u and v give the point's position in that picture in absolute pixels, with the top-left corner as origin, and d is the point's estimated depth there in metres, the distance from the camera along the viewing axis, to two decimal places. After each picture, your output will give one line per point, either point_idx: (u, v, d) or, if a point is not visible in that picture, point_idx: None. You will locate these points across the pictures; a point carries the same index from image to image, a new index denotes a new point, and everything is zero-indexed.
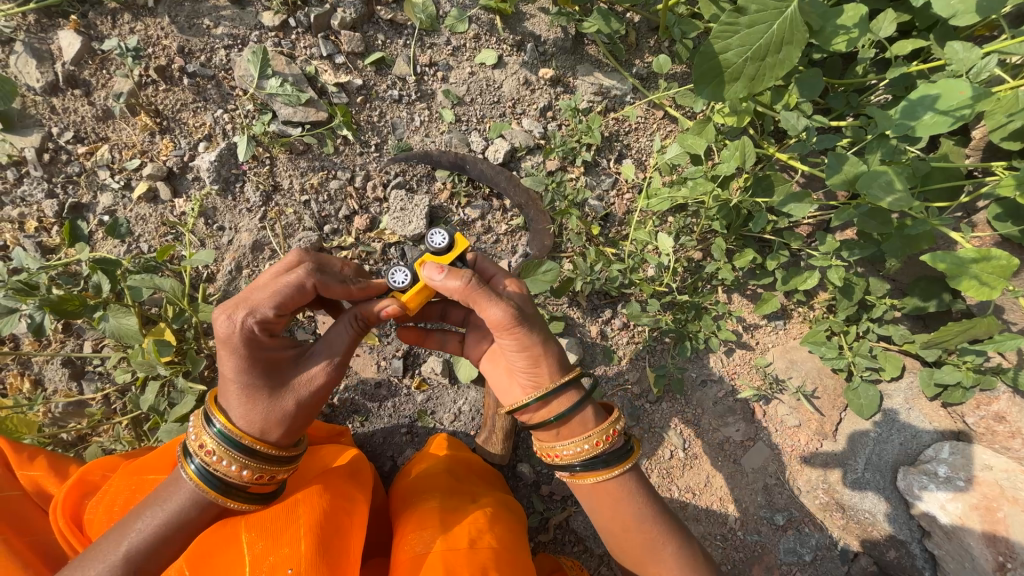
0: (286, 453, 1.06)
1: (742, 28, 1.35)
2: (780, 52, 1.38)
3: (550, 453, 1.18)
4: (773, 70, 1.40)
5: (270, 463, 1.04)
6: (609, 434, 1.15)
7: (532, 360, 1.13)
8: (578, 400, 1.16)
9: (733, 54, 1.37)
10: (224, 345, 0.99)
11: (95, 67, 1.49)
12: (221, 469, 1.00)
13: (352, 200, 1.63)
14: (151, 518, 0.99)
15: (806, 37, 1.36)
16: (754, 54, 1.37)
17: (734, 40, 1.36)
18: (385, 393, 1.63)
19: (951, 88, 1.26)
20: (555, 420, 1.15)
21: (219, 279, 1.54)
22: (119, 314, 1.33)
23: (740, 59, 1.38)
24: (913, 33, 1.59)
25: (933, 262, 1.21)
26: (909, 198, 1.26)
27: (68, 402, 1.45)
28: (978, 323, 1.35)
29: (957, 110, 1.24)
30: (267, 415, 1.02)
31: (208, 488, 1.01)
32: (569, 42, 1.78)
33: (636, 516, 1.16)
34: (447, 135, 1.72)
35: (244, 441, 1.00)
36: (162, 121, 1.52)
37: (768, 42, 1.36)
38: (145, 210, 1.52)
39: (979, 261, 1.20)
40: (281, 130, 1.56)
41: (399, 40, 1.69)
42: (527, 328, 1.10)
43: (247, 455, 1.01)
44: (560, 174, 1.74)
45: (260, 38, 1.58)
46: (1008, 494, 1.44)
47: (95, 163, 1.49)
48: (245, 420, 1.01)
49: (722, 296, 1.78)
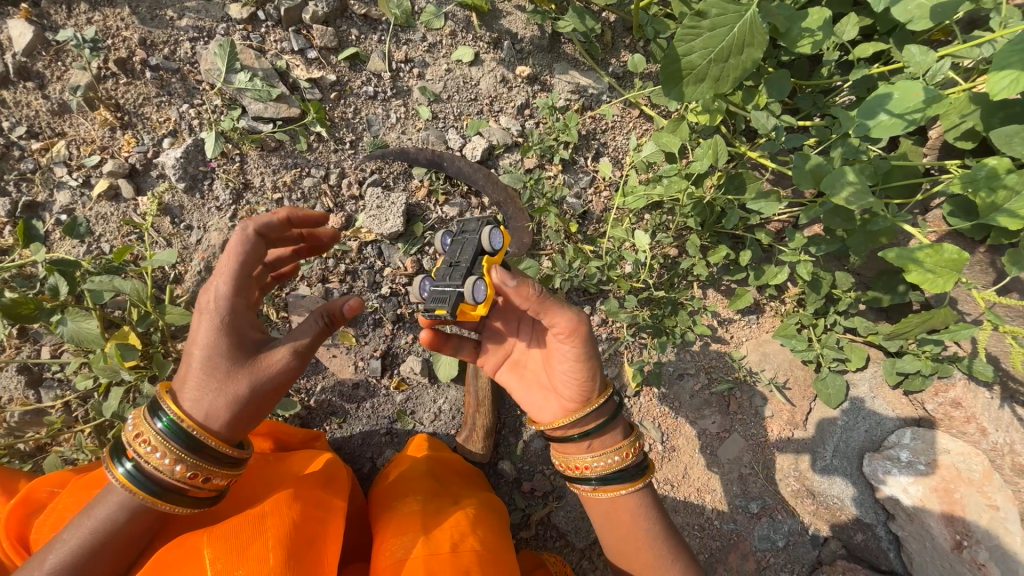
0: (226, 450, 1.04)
1: (704, 31, 1.38)
2: (741, 54, 1.41)
3: (582, 466, 1.20)
4: (735, 71, 1.43)
5: (210, 461, 1.02)
6: (634, 447, 1.21)
7: (581, 375, 1.17)
8: (609, 415, 1.21)
9: (697, 54, 1.40)
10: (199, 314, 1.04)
11: (49, 59, 1.42)
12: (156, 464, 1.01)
13: (327, 197, 1.59)
14: (76, 530, 0.99)
15: (765, 39, 1.39)
16: (717, 55, 1.40)
17: (697, 42, 1.39)
18: (363, 394, 1.60)
19: (906, 91, 1.32)
20: (592, 433, 1.19)
21: (187, 280, 1.48)
22: (78, 317, 1.30)
23: (703, 60, 1.41)
24: (874, 36, 1.65)
25: (884, 255, 1.26)
26: (866, 194, 1.31)
27: (24, 410, 1.38)
28: (934, 314, 1.41)
29: (911, 114, 1.30)
30: (216, 402, 1.01)
31: (143, 489, 1.01)
32: (545, 40, 1.78)
33: (651, 534, 1.21)
34: (424, 132, 1.70)
35: (190, 431, 1.01)
36: (124, 116, 1.46)
37: (730, 44, 1.39)
38: (106, 209, 1.46)
39: (931, 254, 1.25)
40: (252, 126, 1.52)
41: (373, 35, 1.66)
42: (591, 342, 1.13)
43: (188, 450, 1.01)
44: (538, 172, 1.75)
45: (228, 31, 1.53)
46: (964, 476, 1.52)
47: (51, 159, 1.42)
48: (195, 408, 1.02)
49: (697, 292, 1.82)
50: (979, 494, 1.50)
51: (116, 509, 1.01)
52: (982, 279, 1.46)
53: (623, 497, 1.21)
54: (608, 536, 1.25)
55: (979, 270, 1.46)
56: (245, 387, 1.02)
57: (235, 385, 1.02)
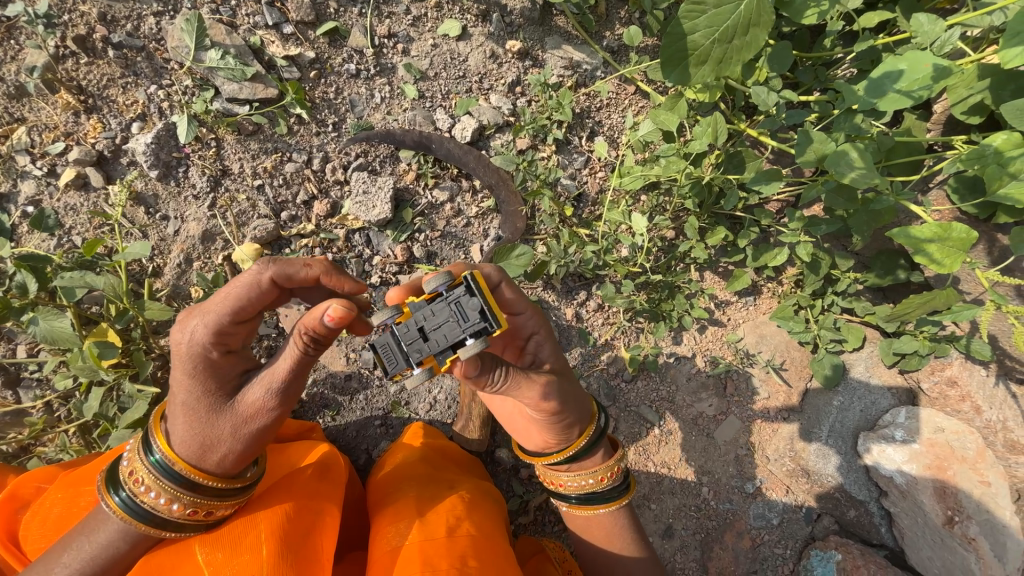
0: (221, 485, 1.01)
1: (710, 10, 1.31)
2: (746, 34, 1.35)
3: (556, 481, 1.27)
4: (739, 54, 1.38)
5: (206, 497, 1.00)
6: (612, 471, 1.25)
7: (548, 427, 1.18)
8: (594, 440, 1.25)
9: (701, 35, 1.33)
10: (177, 356, 0.96)
11: (2, 37, 1.32)
12: (151, 501, 0.98)
13: (310, 183, 1.52)
14: (74, 553, 0.98)
15: (770, 19, 1.34)
16: (722, 35, 1.34)
17: (702, 22, 1.32)
18: (356, 386, 1.57)
19: (914, 63, 1.27)
20: (565, 460, 1.23)
21: (167, 273, 1.42)
22: (50, 316, 1.25)
23: (707, 41, 1.34)
24: (879, 5, 1.57)
25: (892, 236, 1.22)
26: (874, 174, 1.26)
27: (3, 412, 1.33)
28: (936, 295, 1.36)
29: (918, 90, 1.25)
30: (202, 442, 0.97)
31: (141, 521, 0.98)
32: (536, 12, 1.69)
33: (622, 556, 1.30)
34: (410, 112, 1.62)
35: (181, 471, 0.98)
36: (87, 98, 1.36)
37: (735, 23, 1.33)
38: (76, 200, 1.38)
39: (939, 236, 1.21)
40: (226, 108, 1.43)
41: (353, 8, 1.56)
42: (560, 402, 1.14)
43: (182, 489, 0.98)
44: (531, 153, 1.69)
45: (195, 5, 1.43)
46: (958, 454, 1.53)
47: (12, 147, 1.33)
48: (181, 446, 0.98)
49: (694, 275, 1.79)
50: (970, 470, 1.51)
51: (118, 536, 0.99)
52: (983, 258, 1.44)
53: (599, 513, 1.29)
54: (585, 547, 1.35)
55: (981, 249, 1.44)
56: (229, 430, 0.97)
57: (219, 427, 0.97)
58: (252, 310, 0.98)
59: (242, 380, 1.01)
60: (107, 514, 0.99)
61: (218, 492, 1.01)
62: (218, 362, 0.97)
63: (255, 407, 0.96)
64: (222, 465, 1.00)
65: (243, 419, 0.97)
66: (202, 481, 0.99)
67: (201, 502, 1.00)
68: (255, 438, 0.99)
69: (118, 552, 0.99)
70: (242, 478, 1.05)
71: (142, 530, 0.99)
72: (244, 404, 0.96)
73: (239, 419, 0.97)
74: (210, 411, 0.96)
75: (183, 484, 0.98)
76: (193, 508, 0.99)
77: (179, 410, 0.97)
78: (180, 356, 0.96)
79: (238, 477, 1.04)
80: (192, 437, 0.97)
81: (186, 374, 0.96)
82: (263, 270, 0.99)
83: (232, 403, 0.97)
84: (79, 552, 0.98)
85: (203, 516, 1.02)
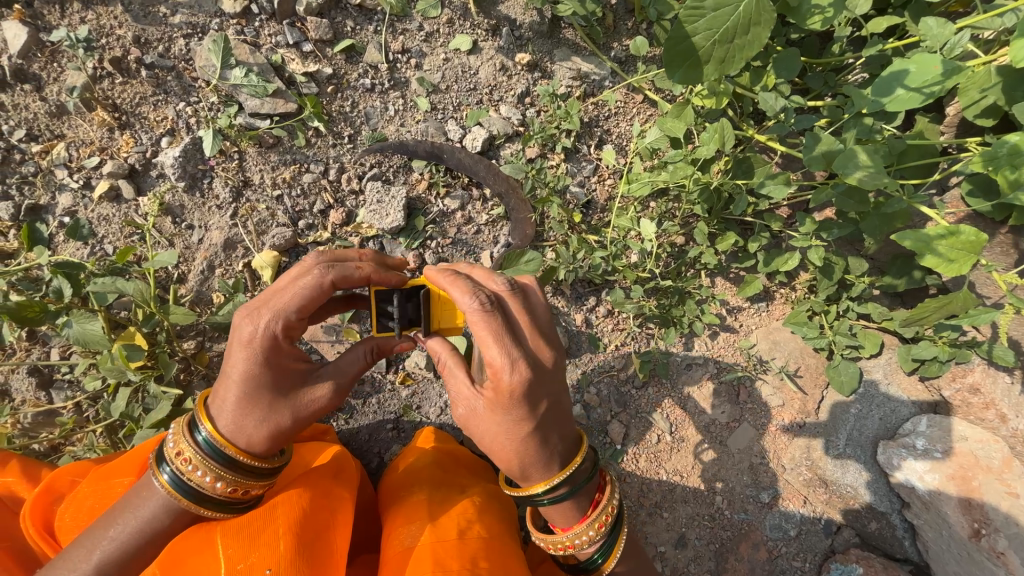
0: (264, 467, 1.08)
1: (711, 8, 1.32)
2: (748, 33, 1.35)
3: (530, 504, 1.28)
4: (741, 52, 1.38)
5: (246, 477, 1.05)
6: (560, 544, 1.17)
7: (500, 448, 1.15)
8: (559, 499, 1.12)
9: (700, 37, 1.34)
10: (245, 346, 0.99)
11: (45, 60, 1.41)
12: (197, 480, 1.02)
13: (326, 193, 1.58)
14: (121, 527, 1.02)
15: (773, 16, 1.33)
16: (722, 36, 1.35)
17: (702, 22, 1.33)
18: (369, 390, 1.60)
19: (924, 64, 1.26)
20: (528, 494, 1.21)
21: (191, 279, 1.49)
22: (84, 320, 1.31)
23: (707, 42, 1.35)
24: (888, 9, 1.57)
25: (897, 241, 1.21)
26: (882, 175, 1.26)
27: (37, 411, 1.40)
28: (953, 297, 1.35)
29: (929, 87, 1.24)
30: (257, 427, 1.03)
31: (186, 497, 1.03)
32: (545, 25, 1.74)
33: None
34: (423, 124, 1.68)
35: (230, 454, 1.03)
36: (121, 116, 1.45)
37: (736, 23, 1.34)
38: (108, 210, 1.46)
39: (948, 237, 1.20)
40: (249, 122, 1.50)
41: (369, 26, 1.63)
42: (487, 445, 1.06)
43: (224, 467, 1.03)
44: (540, 161, 1.73)
45: (221, 26, 1.51)
46: (982, 464, 1.48)
47: (51, 162, 1.42)
48: (233, 430, 1.03)
49: (705, 281, 1.79)
50: (998, 482, 1.45)
51: (161, 510, 1.03)
52: (1002, 262, 1.41)
53: (588, 572, 1.20)
54: None
55: (998, 252, 1.41)
56: (288, 418, 1.05)
57: (277, 415, 1.04)
58: (313, 307, 1.05)
59: (302, 371, 1.07)
60: (154, 489, 1.04)
61: (260, 472, 1.07)
62: (285, 350, 1.03)
63: (315, 398, 1.07)
64: (268, 450, 1.07)
65: (289, 402, 1.04)
66: (248, 463, 1.04)
67: (241, 482, 1.05)
68: (307, 424, 1.09)
69: (161, 525, 1.03)
70: (278, 461, 1.11)
71: (185, 506, 1.04)
72: (304, 394, 1.06)
73: (298, 408, 1.05)
74: (273, 396, 1.03)
75: (230, 466, 1.03)
76: (234, 487, 1.05)
77: (236, 394, 1.01)
78: (247, 345, 0.99)
79: (275, 460, 1.11)
80: (239, 419, 1.03)
81: (250, 359, 1.00)
82: (327, 274, 1.04)
83: (295, 392, 1.05)
84: (124, 526, 1.02)
85: (240, 496, 1.07)
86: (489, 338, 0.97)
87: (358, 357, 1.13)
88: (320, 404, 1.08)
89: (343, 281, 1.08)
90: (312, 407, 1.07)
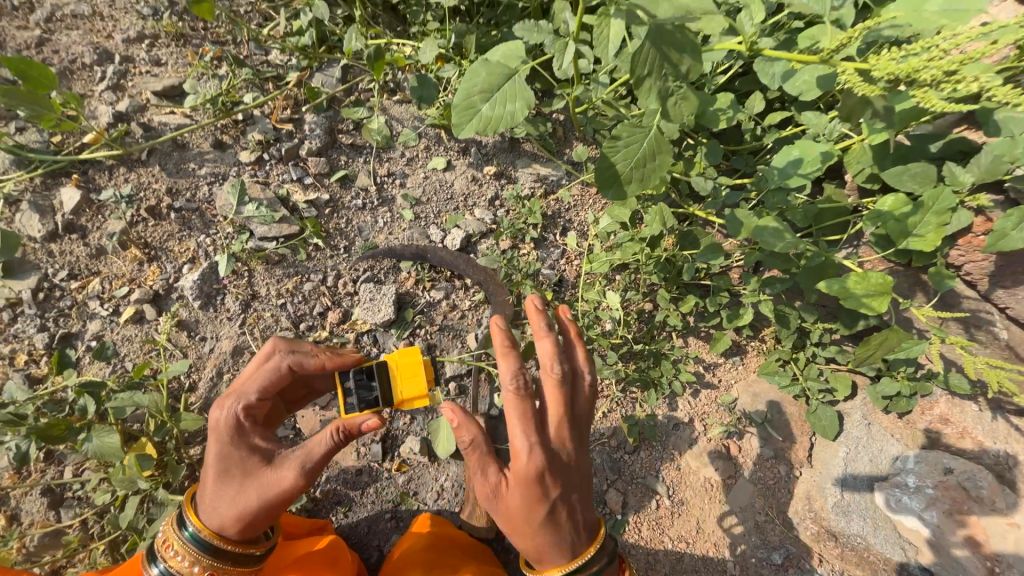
0: (239, 550, 1.13)
1: (623, 140, 1.42)
2: (657, 159, 1.43)
3: None
4: (656, 173, 1.46)
5: (221, 561, 1.12)
6: None
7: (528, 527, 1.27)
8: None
9: (619, 164, 1.42)
10: (214, 431, 1.15)
11: (92, 213, 1.68)
12: (177, 565, 1.10)
13: (325, 297, 1.78)
14: None
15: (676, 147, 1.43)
16: (636, 163, 1.42)
17: (619, 151, 1.41)
18: (366, 480, 1.64)
19: (806, 153, 1.56)
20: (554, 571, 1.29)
21: (201, 387, 1.62)
22: (101, 432, 1.42)
23: (625, 167, 1.42)
24: (779, 107, 1.95)
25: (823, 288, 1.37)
26: (795, 242, 1.48)
27: (43, 533, 1.43)
28: (888, 334, 1.46)
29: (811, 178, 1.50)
30: (231, 505, 1.11)
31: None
32: (505, 143, 2.10)
33: None
34: (408, 230, 1.95)
35: (207, 538, 1.11)
36: (150, 251, 1.70)
37: (645, 152, 1.42)
38: (132, 332, 1.64)
39: (859, 281, 1.36)
40: (258, 245, 1.75)
41: (360, 159, 1.99)
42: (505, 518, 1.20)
43: (203, 551, 1.11)
44: (512, 251, 1.98)
45: (239, 172, 1.83)
46: (973, 495, 1.48)
47: (87, 295, 1.63)
48: (210, 510, 1.13)
49: (677, 342, 1.93)
50: (993, 512, 1.45)
51: None
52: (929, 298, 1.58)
53: None
54: None
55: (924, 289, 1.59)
56: (257, 498, 1.11)
57: (247, 495, 1.11)
58: (273, 388, 1.23)
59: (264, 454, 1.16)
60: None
61: (235, 556, 1.13)
62: (248, 429, 1.16)
63: (281, 477, 1.12)
64: (243, 531, 1.13)
65: (257, 480, 1.12)
66: (222, 544, 1.12)
67: (217, 565, 1.12)
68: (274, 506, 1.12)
69: None
70: (258, 544, 1.17)
71: None
72: (273, 475, 1.12)
73: (263, 486, 1.11)
74: (243, 476, 1.12)
75: (207, 550, 1.11)
76: (212, 571, 1.12)
77: (212, 476, 1.14)
78: (216, 429, 1.15)
79: (255, 545, 1.17)
80: (215, 500, 1.13)
81: (220, 443, 1.14)
82: (285, 359, 1.24)
83: (263, 471, 1.13)
84: None
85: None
86: (517, 423, 1.16)
87: (325, 440, 1.13)
88: (289, 484, 1.12)
89: (297, 366, 1.25)
90: (274, 485, 1.11)
